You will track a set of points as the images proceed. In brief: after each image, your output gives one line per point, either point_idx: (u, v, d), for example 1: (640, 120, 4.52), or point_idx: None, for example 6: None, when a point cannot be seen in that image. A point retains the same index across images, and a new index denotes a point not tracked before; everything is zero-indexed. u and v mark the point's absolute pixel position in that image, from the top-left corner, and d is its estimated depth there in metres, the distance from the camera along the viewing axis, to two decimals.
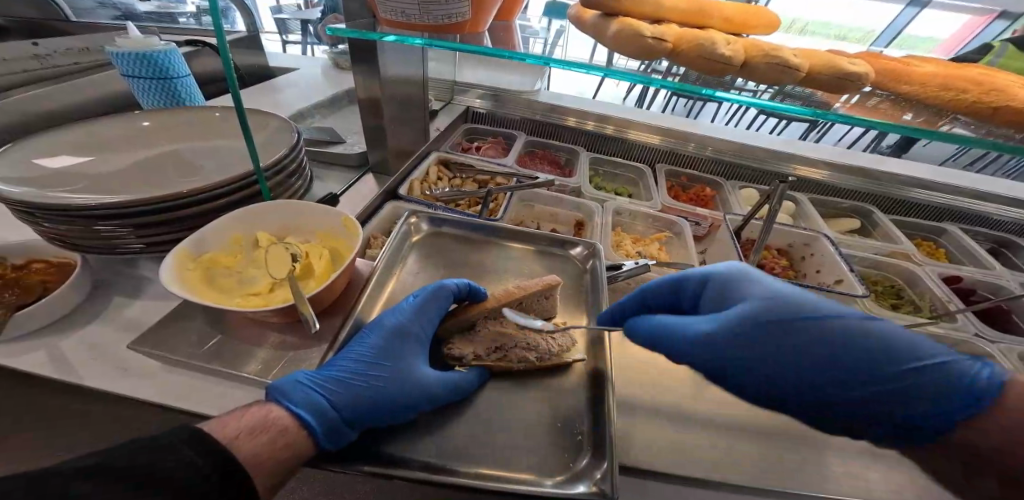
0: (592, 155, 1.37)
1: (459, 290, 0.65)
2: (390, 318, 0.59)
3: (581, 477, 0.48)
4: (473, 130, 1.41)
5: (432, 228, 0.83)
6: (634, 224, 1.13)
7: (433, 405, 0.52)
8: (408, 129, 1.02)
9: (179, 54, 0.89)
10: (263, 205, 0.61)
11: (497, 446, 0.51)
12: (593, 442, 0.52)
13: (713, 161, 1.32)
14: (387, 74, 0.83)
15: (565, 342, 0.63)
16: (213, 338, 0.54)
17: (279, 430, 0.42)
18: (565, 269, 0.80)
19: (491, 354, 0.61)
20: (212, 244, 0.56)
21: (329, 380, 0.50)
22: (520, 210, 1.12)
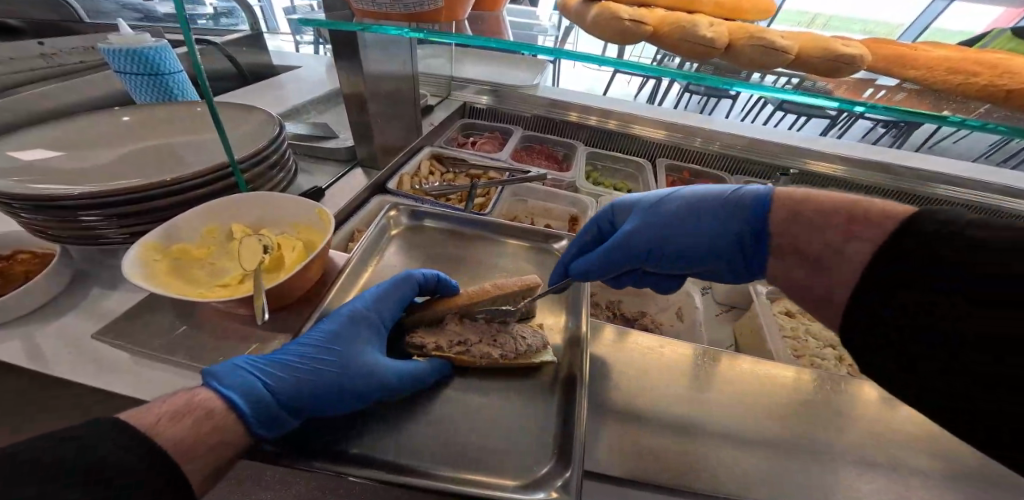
0: (591, 150, 1.33)
1: (426, 280, 0.65)
2: (348, 306, 0.58)
3: (543, 484, 0.46)
4: (471, 125, 1.39)
5: (412, 223, 0.81)
6: None
7: (383, 393, 0.52)
8: (398, 124, 1.01)
9: (171, 50, 0.90)
10: (236, 197, 0.60)
11: (455, 445, 0.49)
12: (559, 448, 0.49)
13: (719, 156, 1.27)
14: (371, 70, 0.82)
15: (536, 342, 0.61)
16: (179, 330, 0.54)
17: (205, 414, 0.40)
18: (550, 266, 0.78)
19: (452, 347, 0.59)
20: (183, 235, 0.56)
21: (271, 364, 0.49)
22: (513, 206, 1.09)
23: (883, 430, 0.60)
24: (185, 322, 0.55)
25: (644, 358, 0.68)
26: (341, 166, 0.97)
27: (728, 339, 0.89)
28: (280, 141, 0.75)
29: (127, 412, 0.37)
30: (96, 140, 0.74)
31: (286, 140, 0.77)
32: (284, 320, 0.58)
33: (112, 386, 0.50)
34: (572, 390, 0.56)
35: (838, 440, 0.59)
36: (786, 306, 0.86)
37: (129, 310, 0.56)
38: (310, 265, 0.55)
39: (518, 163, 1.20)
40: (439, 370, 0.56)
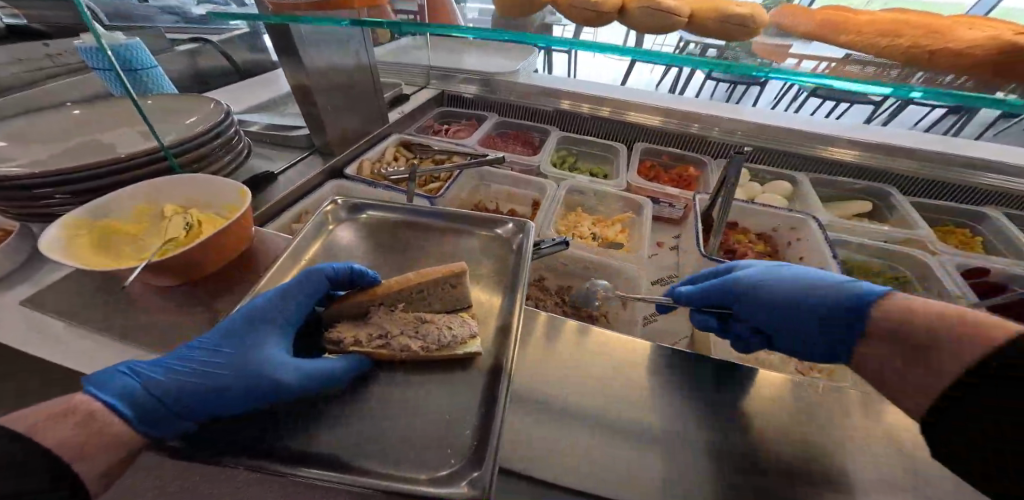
0: (564, 134, 1.30)
1: (337, 275, 0.56)
2: (251, 303, 0.52)
3: (457, 476, 0.39)
4: (447, 113, 1.40)
5: (351, 216, 0.74)
6: (599, 205, 1.06)
7: (288, 390, 0.44)
8: (356, 112, 1.04)
9: (142, 47, 0.96)
10: (163, 178, 0.64)
11: (370, 430, 0.43)
12: (479, 437, 0.42)
13: (721, 143, 1.17)
14: (313, 65, 0.86)
15: (464, 331, 0.52)
16: (103, 300, 0.58)
17: (80, 415, 0.38)
18: (498, 250, 0.69)
19: (371, 341, 0.50)
20: (112, 216, 0.60)
21: (159, 365, 0.44)
22: (473, 191, 1.09)
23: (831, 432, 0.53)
24: (110, 296, 0.59)
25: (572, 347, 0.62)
26: (304, 153, 0.99)
27: (684, 329, 0.84)
28: (221, 127, 0.79)
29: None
30: (67, 129, 0.81)
31: (229, 124, 0.82)
32: (205, 297, 0.60)
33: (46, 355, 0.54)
34: (500, 375, 0.48)
35: (787, 446, 0.50)
36: None
37: (62, 283, 0.60)
38: (216, 239, 0.57)
39: (485, 148, 1.18)
40: (353, 363, 0.47)
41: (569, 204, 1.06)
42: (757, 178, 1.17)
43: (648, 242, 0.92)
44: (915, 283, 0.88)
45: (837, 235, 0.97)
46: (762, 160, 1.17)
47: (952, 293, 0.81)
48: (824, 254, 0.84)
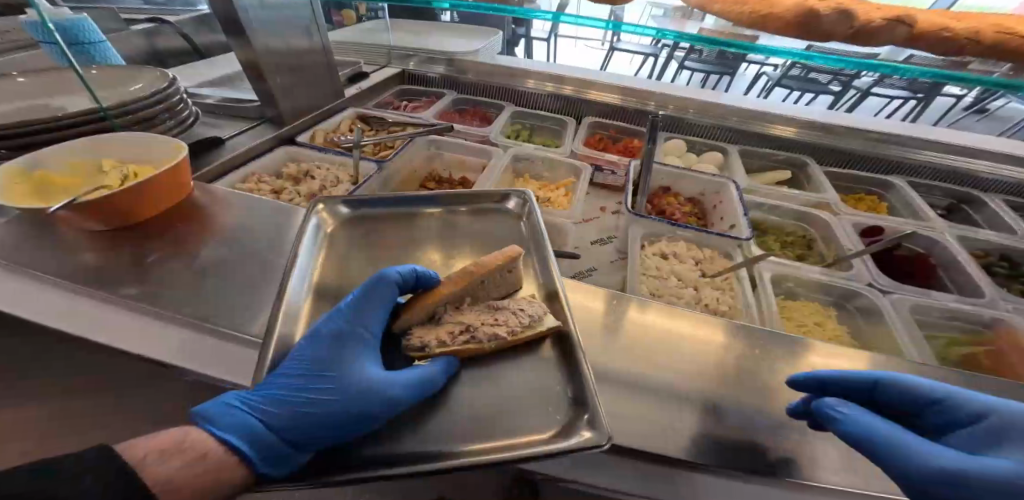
0: (518, 109, 1.35)
1: (405, 279, 0.57)
2: (325, 325, 0.51)
3: (570, 428, 0.42)
4: (408, 91, 1.43)
5: (351, 214, 0.71)
6: (543, 171, 1.12)
7: (388, 410, 0.44)
8: (308, 85, 1.06)
9: (91, 22, 0.98)
10: (103, 136, 0.68)
11: (475, 414, 0.45)
12: (575, 396, 0.46)
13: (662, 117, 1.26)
14: (259, 43, 0.89)
15: (534, 312, 0.54)
16: (41, 247, 0.61)
17: (199, 457, 0.39)
18: (503, 225, 0.73)
19: (455, 338, 0.52)
20: (48, 167, 0.64)
21: (261, 396, 0.46)
22: (425, 161, 1.13)
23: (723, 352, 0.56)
24: (49, 244, 0.62)
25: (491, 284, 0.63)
26: (253, 122, 1.01)
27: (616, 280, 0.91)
28: (162, 93, 0.83)
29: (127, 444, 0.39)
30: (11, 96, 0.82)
31: (175, 92, 0.86)
32: (143, 243, 0.63)
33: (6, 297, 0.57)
34: (570, 346, 0.51)
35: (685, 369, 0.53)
36: (660, 248, 0.85)
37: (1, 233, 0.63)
38: (147, 187, 0.62)
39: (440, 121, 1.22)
40: (446, 366, 0.49)
41: (515, 172, 1.12)
42: (695, 150, 1.26)
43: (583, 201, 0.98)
44: (819, 241, 0.96)
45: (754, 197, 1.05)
46: (699, 133, 1.26)
47: (842, 246, 0.90)
48: (736, 212, 0.93)
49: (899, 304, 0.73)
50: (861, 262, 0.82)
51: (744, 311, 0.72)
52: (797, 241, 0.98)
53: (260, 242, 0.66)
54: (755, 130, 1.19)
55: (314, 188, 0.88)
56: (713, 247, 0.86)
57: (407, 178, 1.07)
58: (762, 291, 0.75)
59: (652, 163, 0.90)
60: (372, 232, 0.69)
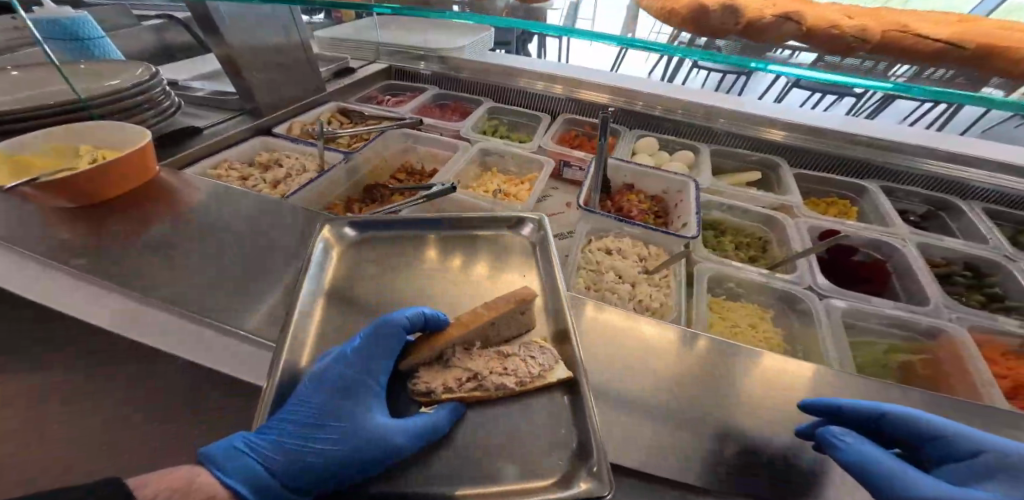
0: (495, 105, 1.39)
1: (412, 324, 0.53)
2: (325, 367, 0.51)
3: (572, 476, 0.40)
4: (393, 86, 1.48)
5: (358, 236, 0.69)
6: (509, 164, 1.15)
7: (381, 461, 0.43)
8: (287, 79, 1.11)
9: (90, 20, 1.07)
10: (77, 123, 0.75)
11: (474, 457, 0.43)
12: (577, 439, 0.43)
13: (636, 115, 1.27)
14: (234, 40, 0.94)
15: (546, 360, 0.51)
16: (16, 223, 0.68)
17: (207, 497, 0.43)
18: (515, 252, 0.70)
19: (461, 386, 0.50)
20: (26, 150, 0.70)
21: (265, 440, 0.49)
22: (401, 153, 1.16)
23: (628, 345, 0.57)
24: (23, 220, 0.68)
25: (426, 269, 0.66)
26: (234, 113, 1.07)
27: None
28: (140, 84, 0.90)
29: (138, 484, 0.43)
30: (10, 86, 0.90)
31: (155, 84, 0.94)
32: (103, 222, 0.69)
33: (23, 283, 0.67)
34: (578, 394, 0.47)
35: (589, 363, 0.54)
36: (605, 244, 0.87)
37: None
38: (107, 170, 0.69)
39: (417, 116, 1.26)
40: (450, 413, 0.46)
41: (483, 165, 1.14)
42: (669, 149, 1.26)
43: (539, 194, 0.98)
44: (774, 243, 0.96)
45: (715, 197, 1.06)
46: (674, 132, 1.26)
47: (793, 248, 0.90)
48: (690, 212, 0.94)
49: (833, 309, 0.73)
50: (807, 267, 0.82)
51: (673, 307, 0.74)
52: (754, 243, 0.98)
53: (210, 225, 0.71)
54: (728, 129, 1.18)
55: (279, 176, 0.93)
56: (658, 245, 0.87)
57: (378, 168, 1.10)
58: (697, 288, 0.78)
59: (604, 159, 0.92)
60: (374, 253, 0.67)
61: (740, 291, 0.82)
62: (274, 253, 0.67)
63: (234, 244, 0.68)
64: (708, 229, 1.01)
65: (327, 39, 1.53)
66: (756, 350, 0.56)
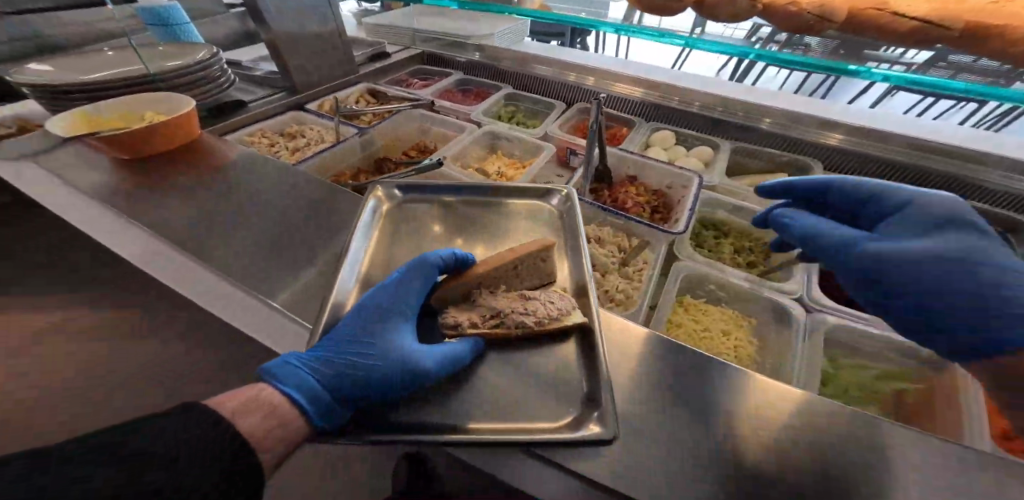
0: (510, 91, 1.43)
1: (445, 263, 0.61)
2: (375, 294, 0.56)
3: (580, 421, 0.47)
4: (423, 70, 1.54)
5: (403, 197, 0.76)
6: (511, 146, 1.19)
7: (425, 377, 0.48)
8: (323, 61, 1.23)
9: (180, 9, 1.27)
10: (142, 94, 0.92)
11: (495, 397, 0.50)
12: (586, 394, 0.49)
13: (657, 107, 1.23)
14: (280, 28, 1.05)
15: (564, 306, 0.57)
16: (92, 175, 0.83)
17: (271, 411, 0.43)
18: (543, 219, 0.74)
19: (486, 322, 0.57)
20: (106, 113, 0.90)
21: (318, 358, 0.49)
22: (416, 133, 1.23)
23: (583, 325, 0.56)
24: (96, 173, 0.83)
25: (397, 235, 0.70)
26: (279, 91, 1.20)
27: None
28: (203, 62, 1.06)
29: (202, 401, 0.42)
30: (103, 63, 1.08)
31: (214, 62, 1.09)
32: (156, 178, 0.82)
33: (101, 232, 0.74)
34: (592, 343, 0.54)
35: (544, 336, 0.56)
36: (588, 232, 0.87)
37: (72, 163, 0.86)
38: (151, 133, 0.83)
39: (436, 99, 1.32)
40: (471, 344, 0.53)
41: (491, 148, 1.20)
42: (685, 143, 1.22)
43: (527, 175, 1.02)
44: (778, 249, 0.89)
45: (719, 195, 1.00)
46: (695, 127, 1.21)
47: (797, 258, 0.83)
48: (685, 207, 0.90)
49: (817, 323, 0.72)
50: (802, 283, 0.78)
51: (637, 301, 0.73)
52: (756, 247, 0.91)
53: (238, 186, 0.82)
54: (757, 127, 1.10)
55: (300, 145, 1.05)
56: (641, 237, 0.85)
57: (390, 146, 1.19)
58: (673, 285, 0.79)
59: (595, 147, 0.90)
60: (402, 223, 0.72)
61: (723, 296, 0.83)
62: (282, 214, 0.76)
63: (255, 204, 0.78)
64: (707, 228, 0.97)
65: (369, 23, 1.63)
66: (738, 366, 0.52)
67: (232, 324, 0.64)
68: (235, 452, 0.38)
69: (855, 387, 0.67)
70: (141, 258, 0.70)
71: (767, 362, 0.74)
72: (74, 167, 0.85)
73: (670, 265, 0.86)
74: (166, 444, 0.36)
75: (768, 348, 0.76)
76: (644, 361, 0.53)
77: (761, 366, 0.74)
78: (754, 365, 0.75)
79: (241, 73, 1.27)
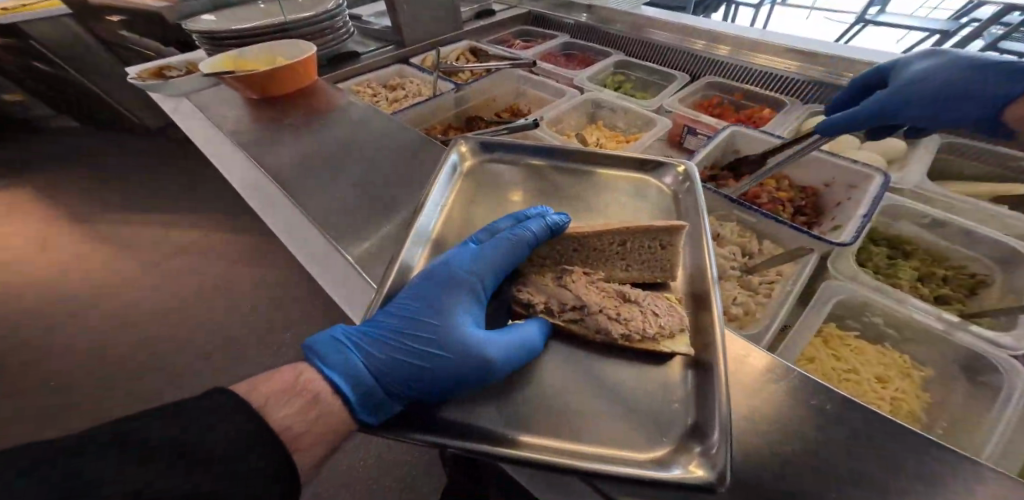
0: (624, 58, 1.25)
1: (536, 239, 0.51)
2: (442, 267, 0.49)
3: (675, 457, 0.35)
4: (526, 31, 1.44)
5: (484, 153, 0.68)
6: (616, 118, 1.04)
7: (488, 373, 0.40)
8: (431, 16, 1.20)
9: None
10: (280, 41, 0.96)
11: (565, 406, 0.40)
12: (688, 426, 0.37)
13: (815, 84, 0.97)
14: None
15: (672, 323, 0.44)
16: (222, 112, 0.90)
17: (312, 400, 0.39)
18: (650, 198, 0.60)
19: (561, 312, 0.47)
20: (249, 57, 0.96)
21: (369, 338, 0.45)
22: (512, 95, 1.17)
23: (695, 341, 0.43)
24: (226, 110, 0.91)
25: (480, 197, 0.63)
26: (389, 45, 1.22)
27: None
28: (330, 14, 1.09)
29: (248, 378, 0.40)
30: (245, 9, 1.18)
31: (336, 14, 1.11)
32: (272, 120, 0.87)
33: (223, 168, 0.81)
34: (706, 375, 0.40)
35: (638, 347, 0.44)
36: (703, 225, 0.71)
37: (209, 100, 0.95)
38: (275, 75, 0.87)
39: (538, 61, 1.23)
40: (541, 330, 0.45)
41: (591, 118, 1.07)
42: None
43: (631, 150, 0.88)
44: (993, 287, 0.63)
45: (906, 202, 0.74)
46: None
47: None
48: (854, 212, 0.67)
49: None
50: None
51: (761, 319, 0.56)
52: (956, 278, 0.66)
53: (337, 131, 0.83)
54: None
55: (400, 98, 1.05)
56: (776, 243, 0.67)
57: (484, 105, 1.13)
58: (822, 309, 0.60)
59: (714, 143, 0.82)
60: (483, 184, 0.65)
61: (891, 333, 0.61)
62: (369, 163, 0.74)
63: (351, 151, 0.77)
64: (879, 244, 0.73)
65: None
66: (922, 445, 0.36)
67: (316, 278, 0.65)
68: (274, 455, 0.34)
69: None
70: (250, 191, 0.76)
71: (942, 426, 0.54)
72: (209, 102, 0.94)
73: (816, 279, 0.65)
74: (206, 442, 0.32)
75: (945, 410, 0.55)
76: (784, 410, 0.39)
77: (933, 431, 0.54)
78: (918, 426, 0.55)
79: (360, 27, 1.31)
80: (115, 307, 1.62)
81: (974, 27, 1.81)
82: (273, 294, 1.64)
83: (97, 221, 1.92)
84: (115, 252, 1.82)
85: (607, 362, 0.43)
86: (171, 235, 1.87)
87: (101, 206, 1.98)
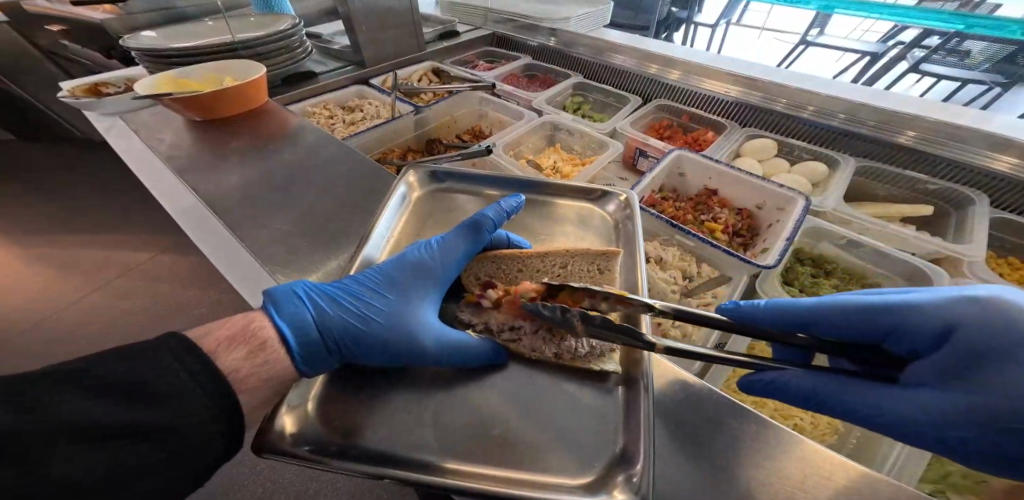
0: (582, 81, 1.31)
1: (495, 243, 0.62)
2: (413, 252, 0.56)
3: (601, 482, 0.37)
4: (491, 53, 1.49)
5: (436, 183, 0.69)
6: (571, 140, 1.08)
7: (421, 358, 0.46)
8: (391, 37, 1.21)
9: None
10: (231, 62, 0.96)
11: (503, 435, 0.40)
12: (617, 455, 0.39)
13: (752, 109, 1.04)
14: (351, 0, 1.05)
15: (602, 343, 0.48)
16: (164, 134, 0.88)
17: (259, 346, 0.42)
18: (594, 228, 0.62)
19: (502, 333, 0.50)
20: (194, 76, 0.94)
21: (326, 296, 0.49)
22: (473, 116, 1.20)
23: (629, 370, 0.45)
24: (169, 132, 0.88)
25: (429, 228, 0.65)
26: (350, 65, 1.22)
27: None
28: (284, 34, 1.07)
29: (199, 326, 0.42)
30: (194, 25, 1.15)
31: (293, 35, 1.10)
32: (218, 143, 0.85)
33: (157, 188, 0.78)
34: (634, 392, 0.43)
35: (573, 377, 0.45)
36: (647, 247, 0.75)
37: (152, 122, 0.92)
38: (224, 94, 0.86)
39: (500, 82, 1.26)
40: (494, 350, 0.47)
41: (549, 140, 1.11)
42: (788, 154, 1.01)
43: (583, 174, 0.91)
44: None
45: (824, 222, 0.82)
46: (801, 136, 1.00)
47: None
48: (780, 237, 0.73)
49: None
50: None
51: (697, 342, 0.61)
52: None
53: (289, 155, 0.82)
54: (890, 141, 0.87)
55: (357, 119, 1.05)
56: (715, 266, 0.72)
57: (446, 125, 1.16)
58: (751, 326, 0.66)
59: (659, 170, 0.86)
60: (431, 214, 0.67)
61: None
62: (323, 187, 0.75)
63: (301, 176, 0.77)
64: (804, 263, 0.81)
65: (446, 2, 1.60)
66: (822, 454, 0.39)
67: None
68: (225, 388, 0.38)
69: (965, 471, 0.50)
70: (186, 218, 0.72)
71: (857, 436, 0.58)
72: (153, 124, 0.91)
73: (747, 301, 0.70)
74: (161, 378, 0.36)
75: None
76: (709, 430, 0.41)
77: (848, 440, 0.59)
78: (836, 438, 0.60)
79: (320, 46, 1.31)
80: (47, 335, 1.50)
81: (899, 50, 1.96)
82: (227, 314, 1.55)
83: (36, 239, 1.80)
84: (52, 274, 1.69)
85: (546, 389, 0.44)
86: (120, 254, 1.77)
87: (39, 224, 1.85)
